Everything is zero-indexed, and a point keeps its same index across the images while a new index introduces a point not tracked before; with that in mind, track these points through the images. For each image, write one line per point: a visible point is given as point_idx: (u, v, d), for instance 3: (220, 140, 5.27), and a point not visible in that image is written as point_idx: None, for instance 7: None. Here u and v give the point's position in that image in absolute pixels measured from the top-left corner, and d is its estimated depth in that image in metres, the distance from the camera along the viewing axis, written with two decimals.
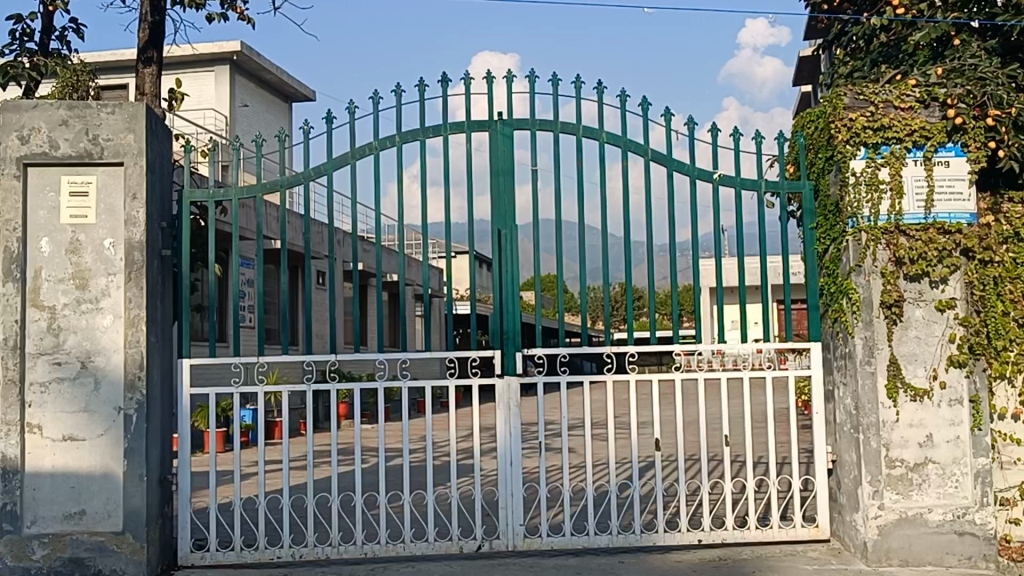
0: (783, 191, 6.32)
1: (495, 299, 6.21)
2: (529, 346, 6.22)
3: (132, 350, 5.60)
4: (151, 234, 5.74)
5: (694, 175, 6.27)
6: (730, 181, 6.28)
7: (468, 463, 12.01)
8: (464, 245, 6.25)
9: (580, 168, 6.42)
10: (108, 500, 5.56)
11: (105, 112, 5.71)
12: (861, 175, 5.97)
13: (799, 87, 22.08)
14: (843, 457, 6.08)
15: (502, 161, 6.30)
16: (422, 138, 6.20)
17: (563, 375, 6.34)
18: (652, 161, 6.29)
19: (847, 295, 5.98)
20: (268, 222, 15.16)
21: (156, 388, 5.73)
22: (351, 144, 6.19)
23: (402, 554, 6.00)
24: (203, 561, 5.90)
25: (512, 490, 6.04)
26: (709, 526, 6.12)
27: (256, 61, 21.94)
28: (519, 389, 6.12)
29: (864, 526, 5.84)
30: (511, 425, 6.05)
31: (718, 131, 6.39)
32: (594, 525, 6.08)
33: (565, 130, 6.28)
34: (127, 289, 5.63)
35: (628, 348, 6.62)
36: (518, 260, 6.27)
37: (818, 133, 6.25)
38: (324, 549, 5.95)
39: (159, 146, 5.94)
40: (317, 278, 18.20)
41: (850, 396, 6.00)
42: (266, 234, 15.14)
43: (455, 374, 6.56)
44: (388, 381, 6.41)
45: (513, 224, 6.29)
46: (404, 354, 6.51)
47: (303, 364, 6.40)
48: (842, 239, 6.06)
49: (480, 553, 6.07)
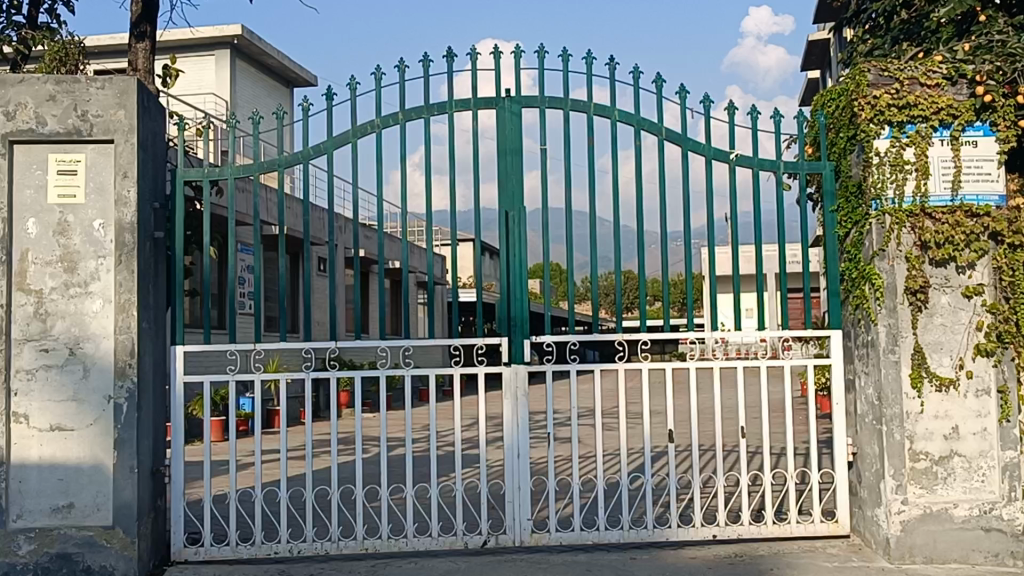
0: (803, 172, 6.07)
1: (502, 285, 5.99)
2: (538, 333, 5.97)
3: (123, 336, 5.35)
4: (142, 214, 5.49)
5: (710, 155, 6.01)
6: (747, 161, 6.02)
7: (473, 454, 11.77)
8: (471, 230, 5.99)
9: (591, 148, 6.16)
10: (97, 493, 5.32)
11: (95, 87, 5.44)
12: (885, 155, 5.71)
13: (808, 72, 21.75)
14: (864, 450, 5.83)
15: (511, 140, 6.04)
16: (426, 116, 5.94)
17: (573, 363, 6.09)
18: (666, 141, 6.03)
19: (870, 280, 5.71)
20: (266, 207, 14.88)
21: (148, 376, 5.48)
22: (352, 122, 5.93)
23: (404, 550, 5.70)
24: (197, 556, 5.65)
25: (519, 483, 5.80)
26: (725, 521, 5.86)
27: (256, 44, 21.63)
28: (527, 377, 5.88)
29: (886, 522, 5.59)
30: (518, 415, 5.80)
31: (736, 109, 6.15)
32: (605, 519, 5.84)
33: (576, 108, 6.02)
34: (118, 272, 5.38)
35: (641, 336, 6.33)
36: (526, 244, 6.02)
37: (840, 112, 5.99)
38: (323, 545, 5.64)
39: (151, 123, 5.68)
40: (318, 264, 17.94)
41: (872, 386, 5.74)
42: (264, 219, 14.87)
43: (459, 362, 6.29)
44: (390, 370, 6.15)
45: (521, 206, 6.02)
46: (407, 342, 6.24)
47: (302, 352, 6.12)
48: (864, 222, 5.80)
49: (485, 548, 5.83)
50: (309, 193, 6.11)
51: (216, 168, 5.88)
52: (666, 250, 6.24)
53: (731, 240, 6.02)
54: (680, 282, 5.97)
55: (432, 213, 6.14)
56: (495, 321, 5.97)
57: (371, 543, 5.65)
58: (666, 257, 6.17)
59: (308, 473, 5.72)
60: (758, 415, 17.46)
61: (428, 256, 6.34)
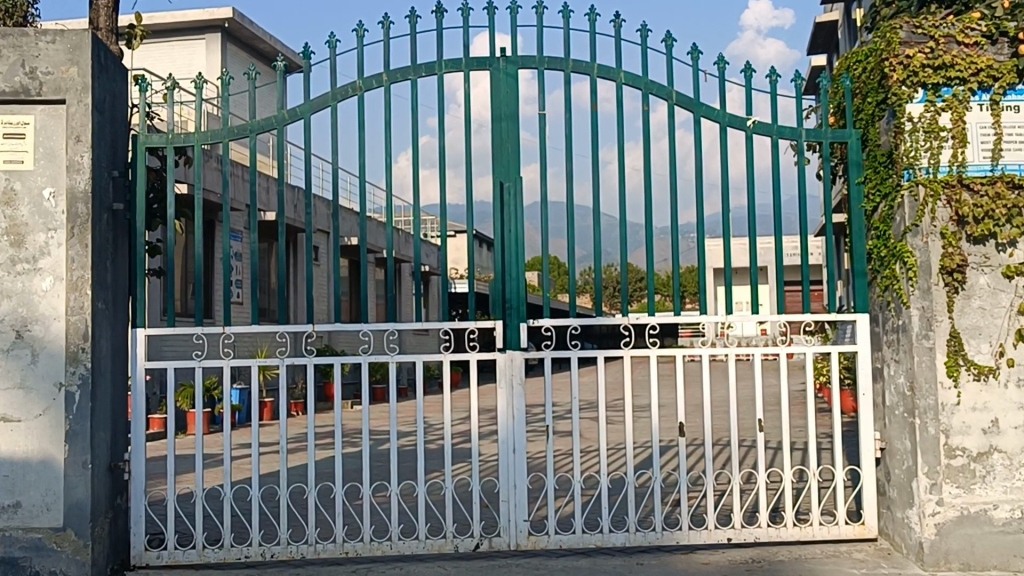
0: (826, 141, 5.53)
1: (496, 266, 5.45)
2: (534, 317, 5.46)
3: (75, 318, 4.82)
4: (98, 183, 4.96)
5: (725, 121, 5.48)
6: (766, 129, 5.50)
7: (467, 448, 11.24)
8: (463, 223, 5.47)
9: (593, 114, 5.66)
10: (47, 491, 4.80)
11: (44, 41, 4.92)
12: (919, 121, 5.19)
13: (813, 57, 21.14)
14: (893, 445, 5.31)
15: (505, 105, 5.51)
16: (413, 77, 5.41)
17: (575, 349, 5.54)
18: (676, 106, 5.50)
19: (902, 258, 5.18)
20: (235, 186, 14.23)
21: (103, 361, 4.96)
22: (332, 83, 5.40)
23: (388, 554, 5.18)
24: (159, 561, 5.12)
25: (515, 481, 5.28)
26: (740, 523, 5.35)
27: (249, 30, 20.95)
28: (523, 365, 5.36)
29: (919, 525, 5.07)
30: (514, 405, 5.29)
31: (753, 72, 5.65)
32: (608, 521, 5.32)
33: (577, 69, 5.49)
34: (69, 246, 4.85)
35: (649, 320, 5.78)
36: (522, 221, 5.49)
37: (868, 74, 5.46)
38: (299, 548, 5.14)
39: (109, 84, 5.15)
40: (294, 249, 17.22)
41: (904, 374, 5.20)
42: (234, 198, 14.23)
43: (449, 349, 5.74)
44: (373, 356, 5.61)
45: (517, 177, 5.49)
46: (392, 326, 5.72)
47: (277, 336, 5.59)
48: (895, 195, 5.26)
49: (477, 553, 5.31)
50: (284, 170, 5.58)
51: (180, 134, 5.34)
52: (678, 236, 5.72)
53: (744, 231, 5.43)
54: (691, 266, 5.44)
55: (419, 198, 5.62)
56: (489, 303, 5.45)
57: (352, 546, 5.15)
58: (676, 242, 5.63)
59: (283, 469, 5.20)
60: (762, 408, 16.96)
61: (414, 242, 5.83)
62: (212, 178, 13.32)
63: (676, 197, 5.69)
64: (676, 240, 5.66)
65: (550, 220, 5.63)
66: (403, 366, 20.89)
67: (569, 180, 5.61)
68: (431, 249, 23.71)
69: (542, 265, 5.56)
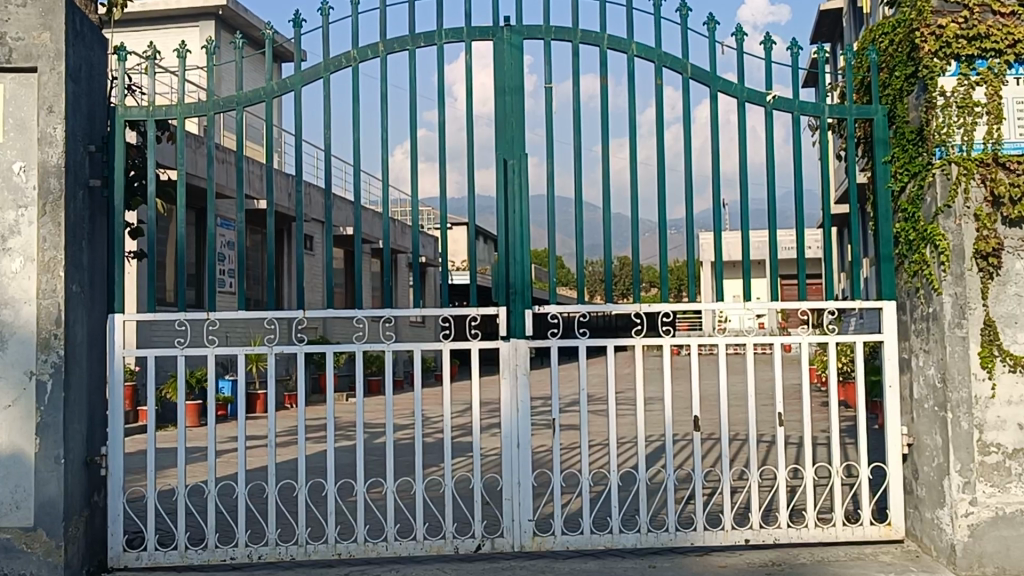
0: (850, 117, 5.19)
1: (500, 250, 5.13)
2: (541, 304, 5.13)
3: (47, 302, 4.49)
4: (72, 157, 4.63)
5: (743, 96, 5.13)
6: (787, 105, 5.16)
7: (466, 443, 10.93)
8: (462, 215, 5.17)
9: (603, 87, 5.34)
10: (16, 488, 4.46)
11: (15, 5, 4.58)
12: (952, 95, 4.85)
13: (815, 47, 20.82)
14: (922, 441, 4.99)
15: (511, 78, 5.17)
16: (411, 47, 5.08)
17: (584, 338, 5.21)
18: (692, 79, 5.16)
19: (933, 241, 4.85)
20: (223, 171, 13.80)
21: (77, 348, 4.61)
22: (325, 53, 5.06)
23: (384, 556, 4.85)
24: (139, 562, 4.79)
25: (519, 478, 4.96)
26: (759, 524, 5.03)
27: (243, 17, 20.54)
28: (529, 354, 5.03)
29: (952, 527, 4.75)
30: (518, 396, 4.97)
31: (772, 43, 5.33)
32: (619, 521, 5.00)
33: (586, 40, 5.16)
34: (40, 225, 4.51)
35: (663, 307, 5.44)
36: (527, 203, 5.16)
37: (896, 47, 5.13)
38: (288, 550, 4.80)
39: (85, 52, 4.81)
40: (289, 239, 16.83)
41: (934, 366, 4.86)
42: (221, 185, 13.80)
43: (448, 337, 5.40)
44: (367, 344, 5.26)
45: (521, 155, 5.15)
46: (388, 313, 5.39)
47: (264, 322, 5.25)
48: (925, 173, 4.92)
49: (479, 554, 4.98)
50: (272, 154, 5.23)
51: (160, 106, 4.99)
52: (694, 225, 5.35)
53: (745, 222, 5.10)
54: (709, 254, 5.11)
55: (417, 186, 5.29)
56: (492, 289, 5.11)
57: (345, 548, 4.82)
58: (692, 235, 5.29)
59: (270, 465, 4.88)
60: (765, 402, 16.68)
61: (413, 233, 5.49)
62: (196, 164, 12.94)
63: (691, 179, 5.36)
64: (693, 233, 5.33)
65: (557, 216, 5.30)
66: (400, 359, 20.57)
67: (578, 161, 5.29)
68: (428, 240, 23.40)
69: (548, 258, 5.20)
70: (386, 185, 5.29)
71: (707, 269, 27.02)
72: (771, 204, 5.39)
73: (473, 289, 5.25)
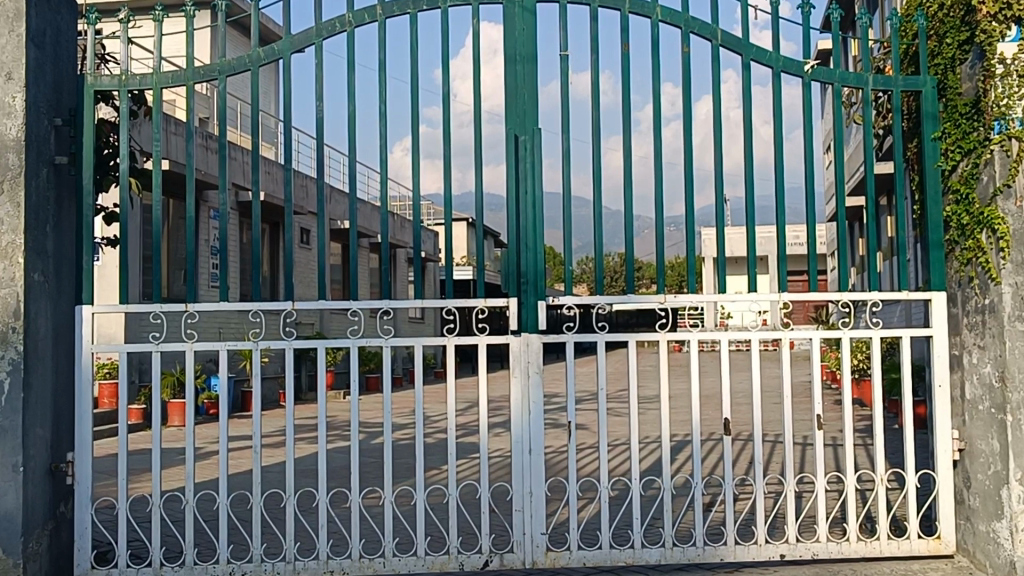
0: (896, 89, 4.70)
1: (510, 235, 4.68)
2: (555, 295, 4.67)
3: (4, 292, 4.01)
4: (34, 132, 4.15)
5: (778, 66, 4.67)
6: (826, 75, 4.68)
7: (469, 443, 10.47)
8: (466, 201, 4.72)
9: (624, 56, 4.87)
10: None
11: None
12: (1013, 63, 4.36)
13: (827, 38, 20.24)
14: (975, 445, 4.52)
15: (523, 45, 4.71)
16: (412, 11, 4.62)
17: (602, 333, 4.74)
18: (722, 47, 4.68)
19: (990, 225, 4.38)
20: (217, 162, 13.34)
21: (38, 343, 4.13)
22: (318, 17, 4.58)
23: (382, 573, 4.39)
24: None
25: (530, 487, 4.50)
26: (796, 537, 4.57)
27: None
28: (541, 350, 4.59)
29: (1011, 542, 4.28)
30: (530, 396, 4.52)
31: (809, 8, 4.85)
32: (641, 534, 4.54)
33: (606, 3, 4.68)
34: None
35: (689, 298, 4.97)
36: (540, 183, 4.69)
37: (947, 11, 4.64)
38: (275, 566, 4.34)
39: (51, 15, 4.33)
40: (296, 234, 16.44)
41: (992, 363, 4.38)
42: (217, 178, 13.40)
43: (453, 331, 4.92)
44: (362, 340, 4.79)
45: (535, 130, 4.69)
46: (386, 305, 4.91)
47: (250, 314, 4.78)
48: (982, 150, 4.44)
49: (486, 571, 4.51)
50: (257, 130, 4.75)
51: (134, 75, 4.49)
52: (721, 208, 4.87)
53: (768, 218, 4.67)
54: (741, 242, 4.65)
55: (419, 177, 4.84)
56: (502, 279, 4.67)
57: (338, 565, 4.36)
58: (720, 220, 4.84)
59: (255, 472, 4.41)
60: (777, 400, 16.20)
61: (414, 223, 5.03)
62: (177, 150, 12.45)
63: (720, 162, 4.90)
64: (721, 218, 4.87)
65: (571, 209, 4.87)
66: (400, 356, 20.11)
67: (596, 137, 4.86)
68: (429, 235, 22.92)
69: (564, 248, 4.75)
70: (384, 166, 4.83)
71: (712, 264, 26.55)
72: (804, 190, 4.94)
73: (481, 284, 4.89)
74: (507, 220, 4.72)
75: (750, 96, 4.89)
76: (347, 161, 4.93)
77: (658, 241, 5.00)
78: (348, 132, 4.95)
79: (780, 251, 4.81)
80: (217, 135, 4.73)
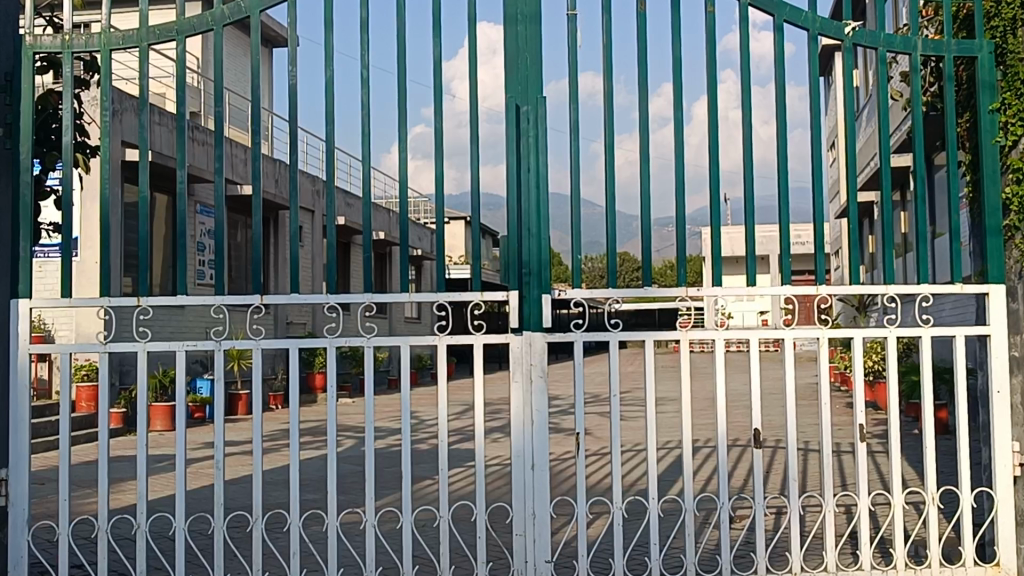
0: (947, 55, 4.16)
1: (511, 220, 4.15)
2: (562, 289, 4.15)
3: None
4: None
5: (816, 28, 4.13)
6: (868, 37, 4.13)
7: (464, 448, 9.93)
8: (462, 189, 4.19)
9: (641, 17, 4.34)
10: None
11: None
12: None
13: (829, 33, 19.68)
14: None
15: (526, 4, 4.20)
16: None
17: (615, 332, 4.20)
18: (752, 6, 4.12)
19: None
20: (205, 156, 12.81)
21: None
22: None
23: None
24: None
25: (534, 508, 4.02)
26: (835, 565, 4.03)
27: None
28: (546, 350, 4.08)
29: None
30: (534, 404, 4.03)
31: None
32: (659, 562, 4.00)
33: None
34: None
35: (712, 294, 4.42)
36: (544, 159, 4.15)
37: None
38: None
39: None
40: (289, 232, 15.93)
41: None
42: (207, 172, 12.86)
43: (446, 329, 4.35)
44: (342, 340, 4.22)
45: (538, 100, 4.15)
46: (367, 299, 4.35)
47: (214, 309, 4.22)
48: None
49: None
50: (223, 103, 4.22)
51: (80, 36, 3.93)
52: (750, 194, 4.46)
53: (797, 204, 4.13)
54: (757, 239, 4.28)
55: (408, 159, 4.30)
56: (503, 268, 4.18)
57: None
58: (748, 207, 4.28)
59: (219, 490, 3.88)
60: (785, 401, 15.61)
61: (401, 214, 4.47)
62: (162, 141, 11.90)
63: (749, 146, 4.54)
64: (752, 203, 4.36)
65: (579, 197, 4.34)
66: (394, 358, 19.59)
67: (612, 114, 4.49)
68: (425, 233, 22.36)
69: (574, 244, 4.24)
70: (366, 146, 4.27)
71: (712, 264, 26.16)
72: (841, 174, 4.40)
73: (477, 280, 4.34)
74: (509, 203, 4.18)
75: (781, 71, 4.35)
76: (326, 145, 4.39)
77: (679, 229, 4.50)
78: (327, 109, 4.39)
79: (813, 240, 4.25)
80: (176, 111, 4.19)
